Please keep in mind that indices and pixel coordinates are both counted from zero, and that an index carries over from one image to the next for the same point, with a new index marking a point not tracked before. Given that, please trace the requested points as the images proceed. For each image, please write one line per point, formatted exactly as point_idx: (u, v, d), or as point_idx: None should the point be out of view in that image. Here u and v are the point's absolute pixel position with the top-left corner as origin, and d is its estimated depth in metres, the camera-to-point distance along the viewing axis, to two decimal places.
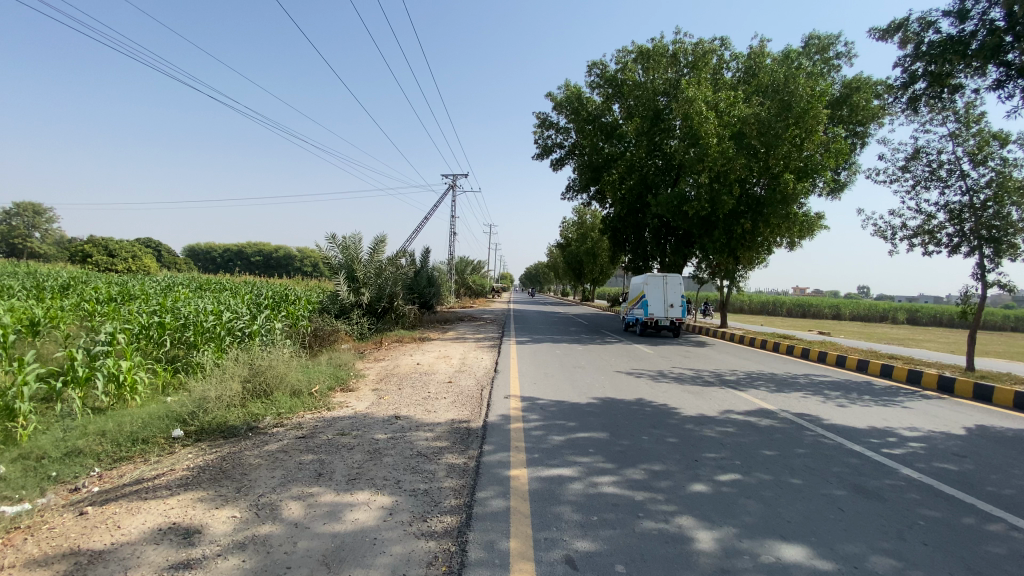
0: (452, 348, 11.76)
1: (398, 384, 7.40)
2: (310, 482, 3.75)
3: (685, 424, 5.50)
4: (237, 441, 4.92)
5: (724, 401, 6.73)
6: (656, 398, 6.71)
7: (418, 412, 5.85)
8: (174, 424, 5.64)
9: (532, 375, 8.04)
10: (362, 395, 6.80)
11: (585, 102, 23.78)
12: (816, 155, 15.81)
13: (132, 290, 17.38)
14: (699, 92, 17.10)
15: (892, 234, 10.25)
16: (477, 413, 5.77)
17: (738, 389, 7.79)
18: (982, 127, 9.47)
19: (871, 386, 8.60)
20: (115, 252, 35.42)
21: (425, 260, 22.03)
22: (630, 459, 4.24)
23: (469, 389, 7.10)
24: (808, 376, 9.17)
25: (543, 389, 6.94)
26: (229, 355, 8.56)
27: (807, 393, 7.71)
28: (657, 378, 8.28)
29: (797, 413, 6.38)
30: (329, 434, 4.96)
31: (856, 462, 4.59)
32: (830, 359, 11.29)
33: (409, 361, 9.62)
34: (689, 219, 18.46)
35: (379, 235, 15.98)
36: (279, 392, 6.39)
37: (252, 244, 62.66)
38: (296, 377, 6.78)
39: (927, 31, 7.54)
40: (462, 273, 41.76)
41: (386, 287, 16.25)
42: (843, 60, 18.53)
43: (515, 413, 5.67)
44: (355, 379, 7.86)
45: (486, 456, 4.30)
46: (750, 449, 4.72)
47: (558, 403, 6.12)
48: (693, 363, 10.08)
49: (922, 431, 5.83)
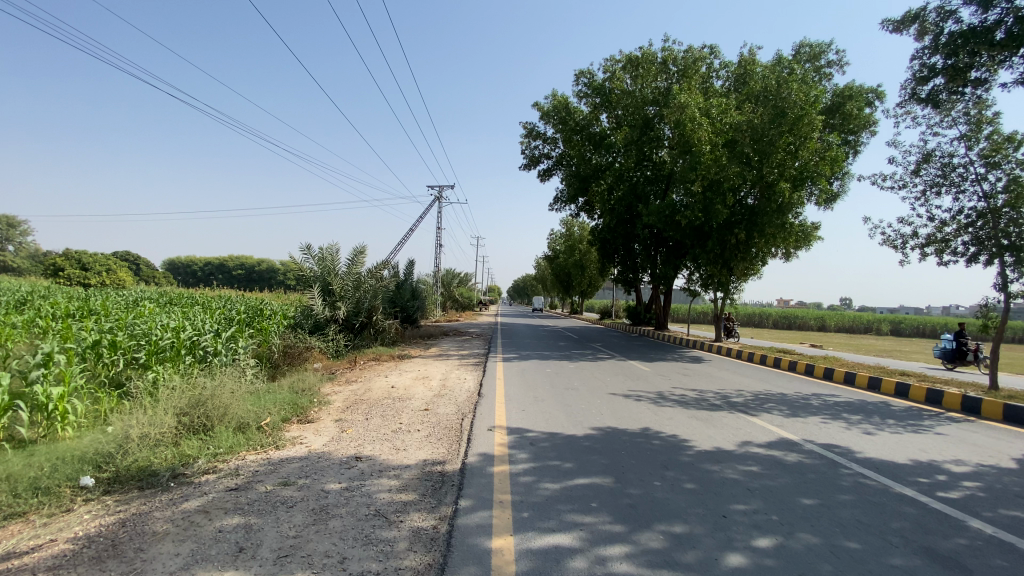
0: (433, 367, 10.80)
1: (366, 413, 6.45)
2: (222, 565, 2.81)
3: (701, 462, 4.66)
4: (151, 498, 3.94)
5: (739, 430, 5.92)
6: (662, 427, 5.87)
7: (384, 451, 4.91)
8: (86, 469, 4.58)
9: (520, 399, 7.15)
10: (321, 428, 5.86)
11: (573, 111, 23.20)
12: (811, 163, 15.23)
13: (93, 306, 16.14)
14: (690, 99, 16.55)
15: (902, 244, 9.62)
16: (454, 451, 4.86)
17: (749, 413, 6.98)
18: (996, 128, 8.94)
19: (890, 407, 7.86)
20: (88, 265, 33.77)
21: (410, 272, 21.09)
22: (644, 519, 3.37)
23: (447, 418, 6.18)
24: (820, 396, 8.41)
25: (532, 418, 6.04)
26: (183, 379, 7.53)
27: (826, 417, 6.91)
28: (658, 401, 7.44)
29: (824, 444, 5.57)
30: (268, 484, 4.03)
31: (914, 516, 3.77)
32: (838, 376, 10.54)
33: (383, 383, 8.66)
34: (683, 229, 17.74)
35: (357, 245, 15.04)
36: (221, 427, 5.40)
37: (234, 257, 61.12)
38: (244, 408, 5.80)
39: (947, 21, 7.03)
40: (449, 286, 40.92)
41: (364, 301, 15.23)
42: (834, 68, 18.08)
43: (500, 450, 4.78)
44: (318, 407, 6.89)
45: (462, 516, 3.40)
46: (786, 499, 3.90)
47: (549, 437, 5.24)
48: (695, 382, 9.26)
49: (970, 466, 5.07)
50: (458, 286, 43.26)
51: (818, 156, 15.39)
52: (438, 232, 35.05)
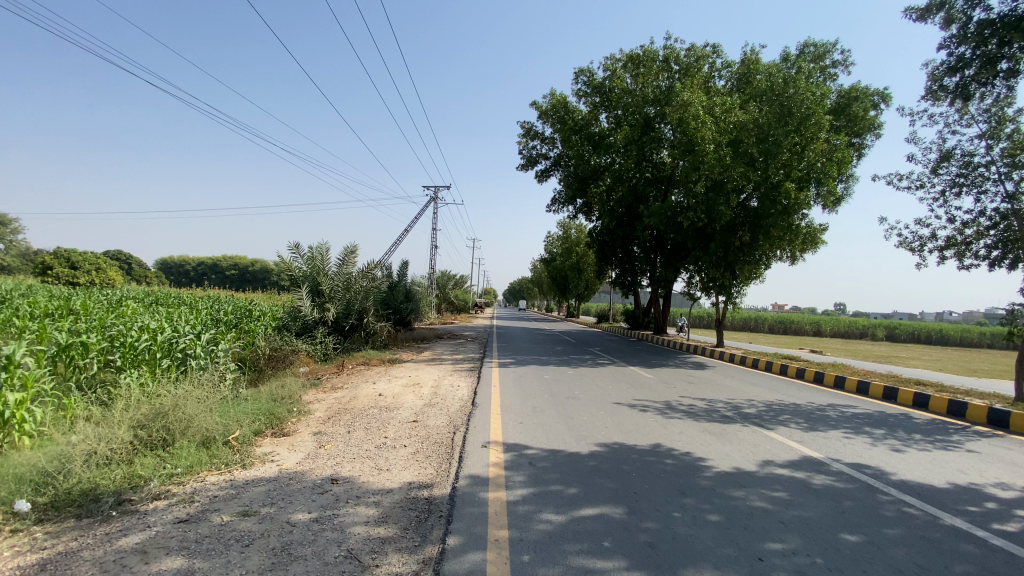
0: (424, 373, 10.21)
1: (349, 425, 5.88)
2: None
3: (722, 487, 4.13)
4: (85, 531, 3.35)
5: (758, 446, 5.40)
6: (673, 443, 5.33)
7: (364, 472, 4.34)
8: (18, 488, 3.94)
9: (517, 410, 6.60)
10: (297, 442, 5.28)
11: (572, 111, 22.74)
12: (818, 164, 14.76)
13: (72, 305, 15.39)
14: (694, 97, 16.11)
15: (919, 246, 9.15)
16: (443, 471, 4.31)
17: (764, 426, 6.45)
18: (1019, 126, 8.49)
19: (912, 421, 7.34)
20: (77, 263, 32.87)
21: (404, 273, 20.51)
22: (665, 565, 2.83)
23: (437, 431, 5.62)
24: (835, 408, 7.89)
25: (531, 432, 5.49)
26: (156, 385, 6.87)
27: (848, 432, 6.39)
28: (665, 412, 6.90)
29: (852, 463, 5.05)
30: (224, 515, 3.45)
31: (976, 557, 3.25)
32: (850, 385, 10.05)
33: (370, 391, 8.08)
34: (684, 231, 17.17)
35: (349, 244, 14.47)
36: (183, 442, 4.82)
37: (228, 257, 60.23)
38: (211, 420, 5.21)
39: (975, 9, 6.60)
40: (444, 287, 40.27)
41: (354, 303, 14.62)
42: (839, 68, 17.55)
43: (494, 472, 4.24)
44: (295, 418, 6.30)
45: (450, 559, 2.85)
46: (827, 536, 3.36)
47: (550, 454, 4.71)
48: (702, 391, 8.73)
49: (1016, 490, 4.57)
50: (454, 288, 42.66)
51: (825, 158, 14.89)
52: (434, 233, 34.52)
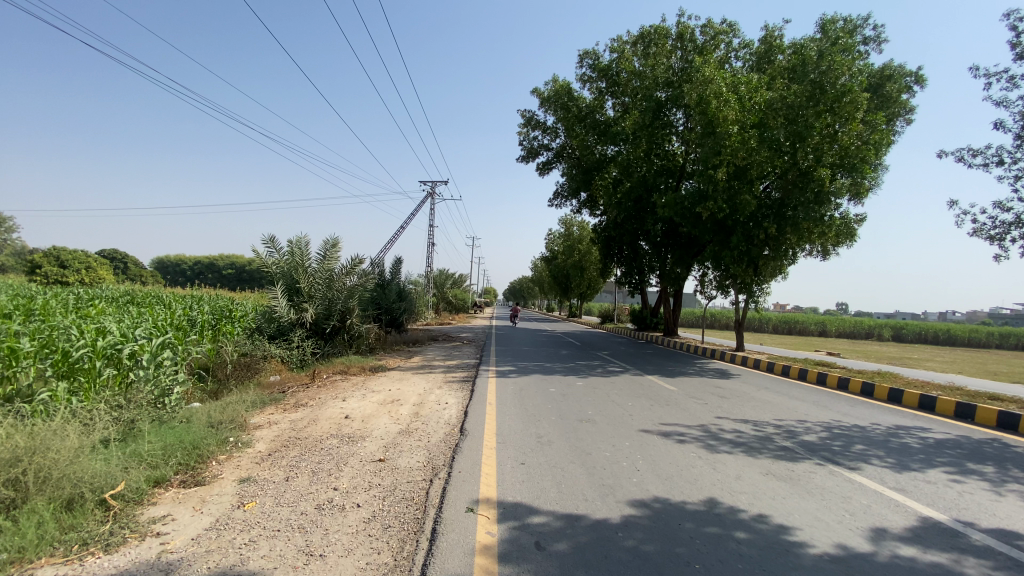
0: (408, 385, 8.66)
1: (291, 467, 4.36)
2: None
3: None
4: None
5: (854, 502, 3.89)
6: (735, 497, 3.83)
7: (282, 563, 2.82)
8: None
9: (518, 443, 5.08)
10: (209, 499, 3.75)
11: (575, 98, 21.17)
12: (856, 145, 13.12)
13: (30, 304, 13.80)
14: (715, 74, 14.76)
15: (1002, 235, 7.63)
16: (403, 564, 2.80)
17: (841, 463, 4.93)
18: None
19: (1014, 451, 5.82)
20: (66, 262, 30.99)
21: (397, 270, 19.00)
22: None
23: (408, 479, 4.10)
24: (910, 432, 6.38)
25: (539, 483, 3.96)
26: (71, 407, 5.36)
27: (952, 471, 4.88)
28: (709, 441, 5.42)
29: (995, 532, 3.55)
30: None
31: None
32: (910, 400, 8.52)
33: (335, 411, 6.55)
34: (702, 223, 15.77)
35: (330, 236, 12.93)
36: (34, 503, 3.27)
37: (225, 257, 58.56)
38: (93, 465, 3.68)
39: None
40: (440, 286, 38.66)
41: (336, 302, 13.04)
42: (870, 45, 15.94)
43: (483, 567, 2.74)
44: (225, 456, 4.77)
45: None
46: None
47: (566, 526, 3.21)
48: (741, 410, 7.21)
49: None
50: (452, 287, 41.29)
51: (861, 140, 13.31)
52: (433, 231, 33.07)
